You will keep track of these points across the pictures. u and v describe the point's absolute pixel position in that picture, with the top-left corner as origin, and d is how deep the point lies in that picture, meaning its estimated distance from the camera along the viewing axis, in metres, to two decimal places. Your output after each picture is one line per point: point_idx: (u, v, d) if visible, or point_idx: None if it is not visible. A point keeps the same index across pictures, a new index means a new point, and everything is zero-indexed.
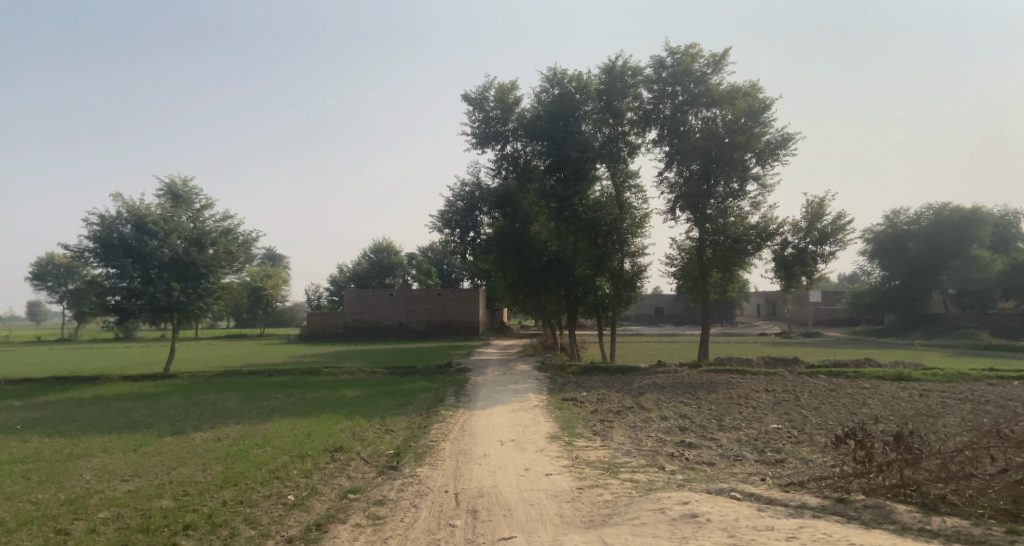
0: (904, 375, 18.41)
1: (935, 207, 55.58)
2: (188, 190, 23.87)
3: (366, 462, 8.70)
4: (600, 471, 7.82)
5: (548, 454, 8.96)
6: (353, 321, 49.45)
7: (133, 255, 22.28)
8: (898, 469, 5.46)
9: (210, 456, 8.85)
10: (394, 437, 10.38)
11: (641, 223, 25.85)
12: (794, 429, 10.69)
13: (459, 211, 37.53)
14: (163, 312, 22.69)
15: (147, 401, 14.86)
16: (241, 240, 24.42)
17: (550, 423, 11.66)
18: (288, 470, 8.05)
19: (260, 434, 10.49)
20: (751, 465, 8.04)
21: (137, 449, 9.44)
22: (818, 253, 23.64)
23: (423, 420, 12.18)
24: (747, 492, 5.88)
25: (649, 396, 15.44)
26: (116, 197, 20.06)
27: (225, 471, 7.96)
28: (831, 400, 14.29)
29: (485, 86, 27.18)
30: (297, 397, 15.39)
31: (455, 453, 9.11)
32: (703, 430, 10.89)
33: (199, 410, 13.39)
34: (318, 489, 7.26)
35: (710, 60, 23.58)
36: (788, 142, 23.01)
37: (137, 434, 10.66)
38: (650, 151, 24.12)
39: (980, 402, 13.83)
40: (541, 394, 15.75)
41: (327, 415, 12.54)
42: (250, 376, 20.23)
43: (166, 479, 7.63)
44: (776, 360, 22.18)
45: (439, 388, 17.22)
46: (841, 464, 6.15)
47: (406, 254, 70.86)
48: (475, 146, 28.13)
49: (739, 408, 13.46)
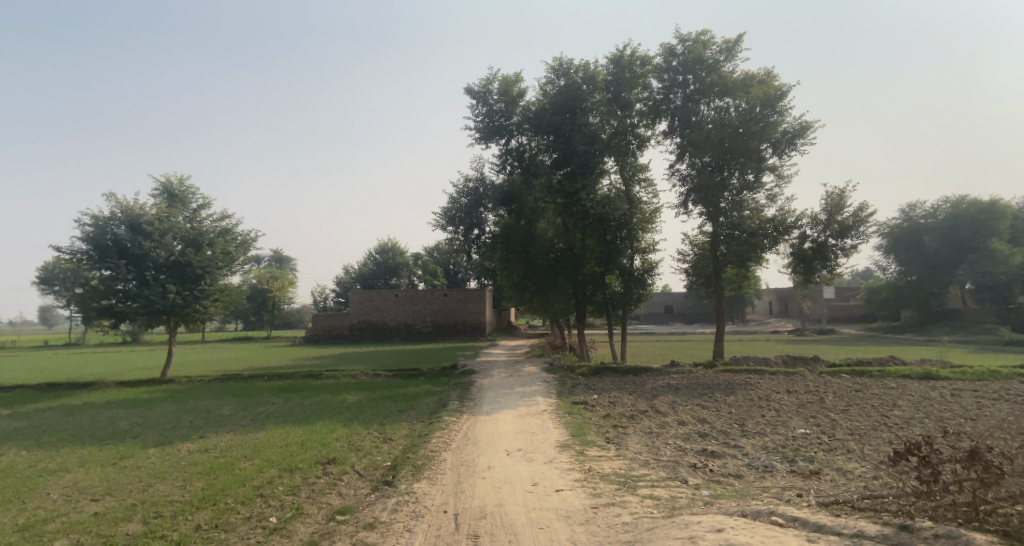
0: (931, 373, 17.55)
1: (952, 200, 54.27)
2: (184, 189, 23.35)
3: (360, 476, 8.01)
4: (617, 486, 7.05)
5: (559, 466, 8.21)
6: (358, 322, 48.95)
7: (128, 256, 21.76)
8: (971, 489, 4.74)
9: (194, 470, 8.19)
10: (392, 448, 9.69)
11: (652, 219, 25.12)
12: (825, 436, 9.90)
13: (463, 208, 36.89)
14: (159, 314, 22.15)
15: (137, 409, 14.22)
16: (240, 240, 23.94)
17: (560, 430, 10.94)
18: (274, 486, 7.38)
19: (250, 444, 9.85)
20: (785, 478, 7.28)
21: (117, 462, 8.82)
22: (838, 247, 22.75)
23: (425, 427, 11.49)
24: (790, 516, 5.12)
25: (664, 399, 14.69)
26: (108, 198, 19.50)
27: (204, 488, 7.30)
28: (859, 402, 13.46)
29: (488, 79, 26.46)
30: (295, 403, 14.77)
31: (457, 465, 8.41)
32: (725, 437, 10.11)
33: (191, 417, 12.79)
34: (304, 509, 6.59)
35: (723, 46, 22.71)
36: (807, 130, 22.14)
37: (120, 445, 10.02)
38: (660, 144, 23.31)
39: (1018, 402, 13.00)
40: (550, 397, 15.08)
41: (323, 422, 11.89)
42: (249, 381, 19.60)
43: (140, 498, 7.00)
44: (795, 358, 21.29)
45: (444, 391, 16.59)
46: (899, 481, 5.39)
47: (412, 254, 70.37)
48: (478, 141, 27.35)
49: (760, 411, 12.69)
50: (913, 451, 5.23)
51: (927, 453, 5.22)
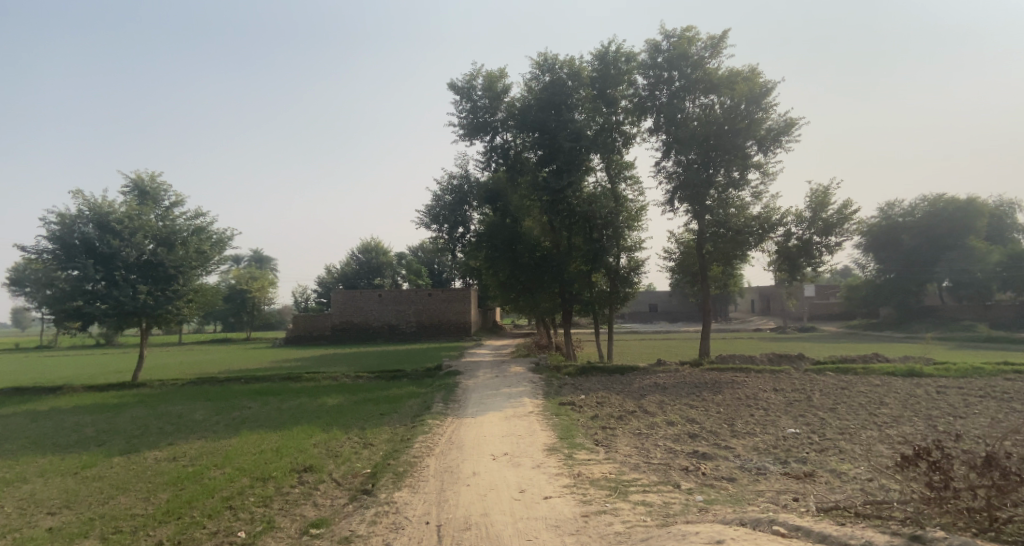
0: (916, 370, 17.55)
1: (930, 198, 54.89)
2: (156, 186, 22.67)
3: (338, 485, 7.62)
4: (607, 492, 6.75)
5: (546, 471, 7.90)
6: (341, 322, 48.26)
7: (96, 256, 21.05)
8: (986, 498, 4.52)
9: (160, 480, 7.74)
10: (373, 453, 9.30)
11: (637, 217, 24.91)
12: (815, 435, 9.71)
13: (447, 206, 36.51)
14: (130, 316, 21.53)
15: (106, 414, 13.66)
16: (215, 238, 23.35)
17: (547, 432, 10.63)
18: (245, 497, 6.97)
19: (222, 451, 9.41)
20: (778, 481, 7.03)
21: (78, 472, 8.34)
22: (822, 245, 22.73)
23: (407, 431, 11.12)
24: (793, 525, 4.87)
25: (652, 399, 14.47)
26: (75, 195, 18.81)
27: (169, 500, 6.88)
28: (847, 400, 13.34)
29: (472, 74, 26.02)
30: (272, 407, 14.28)
31: (440, 471, 8.07)
32: (715, 438, 9.89)
33: (162, 423, 12.28)
34: (275, 523, 6.23)
35: (708, 43, 22.59)
36: (791, 127, 22.08)
37: (83, 454, 9.52)
38: (646, 141, 23.14)
39: (1005, 400, 12.94)
40: (536, 398, 14.79)
41: (301, 426, 11.46)
42: (226, 384, 19.05)
43: (100, 511, 6.57)
44: (781, 356, 21.20)
45: (427, 393, 16.16)
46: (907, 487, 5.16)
47: (395, 253, 69.67)
48: (462, 138, 26.98)
49: (749, 410, 12.48)
50: (923, 455, 5.00)
51: (937, 458, 4.99)
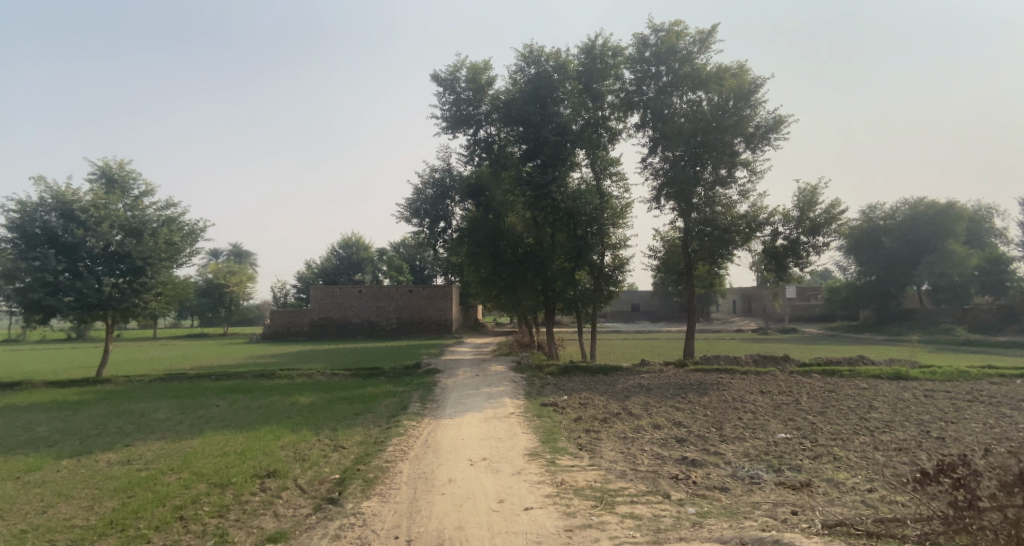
0: (901, 372, 17.40)
1: (910, 202, 55.33)
2: (125, 174, 21.86)
3: (302, 492, 7.10)
4: (592, 503, 6.30)
5: (527, 478, 7.41)
6: (319, 318, 47.39)
7: (58, 247, 20.15)
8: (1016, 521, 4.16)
9: (108, 485, 7.13)
10: (342, 457, 8.76)
11: (622, 214, 24.40)
12: (806, 440, 9.39)
13: (429, 199, 35.89)
14: (93, 309, 20.71)
15: (63, 412, 12.92)
16: (187, 229, 22.64)
17: (528, 435, 10.17)
18: (199, 506, 6.41)
19: (180, 454, 8.77)
20: (774, 491, 6.64)
21: (20, 476, 7.69)
22: (809, 245, 22.55)
23: (382, 432, 10.59)
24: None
25: (637, 400, 14.07)
26: (37, 181, 17.95)
27: (115, 509, 6.31)
28: (835, 403, 13.07)
29: (455, 66, 25.42)
30: (241, 405, 13.64)
31: (413, 478, 7.56)
32: (703, 442, 9.50)
33: (122, 422, 11.61)
34: (228, 536, 5.72)
35: (697, 37, 22.28)
36: (780, 125, 21.85)
37: (29, 455, 8.84)
38: (632, 137, 22.76)
39: (994, 404, 12.77)
40: (517, 399, 14.34)
41: (269, 427, 10.88)
42: (194, 381, 18.33)
43: (35, 522, 5.97)
44: (765, 357, 20.92)
45: (405, 392, 15.58)
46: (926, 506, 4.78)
47: (376, 249, 68.77)
48: (445, 130, 26.37)
49: (737, 413, 12.12)
50: (944, 470, 4.63)
51: (964, 475, 4.59)
